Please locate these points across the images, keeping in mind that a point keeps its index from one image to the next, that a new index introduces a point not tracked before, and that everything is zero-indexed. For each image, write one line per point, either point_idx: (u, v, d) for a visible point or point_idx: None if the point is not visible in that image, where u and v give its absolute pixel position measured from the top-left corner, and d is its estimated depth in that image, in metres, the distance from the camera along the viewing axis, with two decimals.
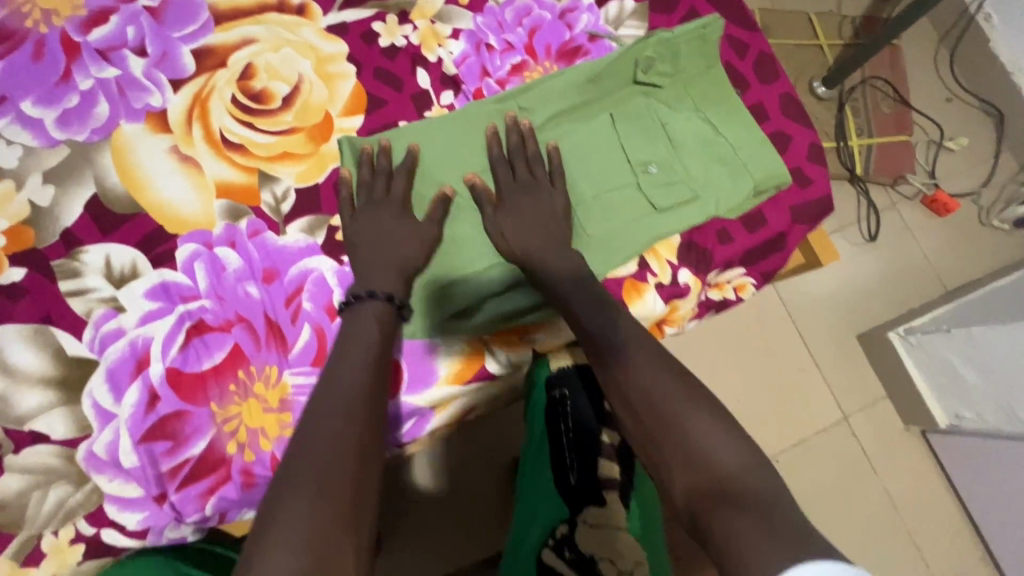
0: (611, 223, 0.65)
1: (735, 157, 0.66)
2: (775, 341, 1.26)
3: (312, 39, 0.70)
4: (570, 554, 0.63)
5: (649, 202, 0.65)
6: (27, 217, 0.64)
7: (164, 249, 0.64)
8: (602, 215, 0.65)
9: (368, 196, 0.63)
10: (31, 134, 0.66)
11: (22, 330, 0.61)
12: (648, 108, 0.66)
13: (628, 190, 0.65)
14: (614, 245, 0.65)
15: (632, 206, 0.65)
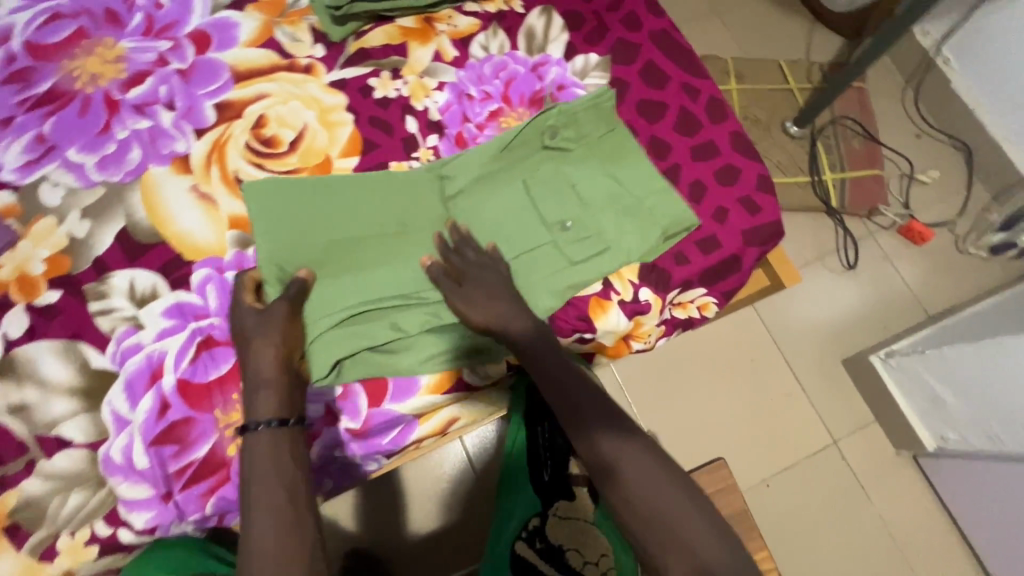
0: (535, 277, 0.71)
1: (641, 207, 0.72)
2: (761, 366, 1.30)
3: (317, 93, 0.81)
4: (541, 545, 0.73)
5: (570, 255, 0.71)
6: (66, 248, 0.74)
7: (181, 274, 0.73)
8: (530, 265, 0.71)
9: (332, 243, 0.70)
10: (73, 177, 0.77)
11: (55, 346, 0.70)
12: (555, 171, 0.73)
13: (547, 247, 0.71)
14: (537, 297, 0.70)
15: (555, 260, 0.71)
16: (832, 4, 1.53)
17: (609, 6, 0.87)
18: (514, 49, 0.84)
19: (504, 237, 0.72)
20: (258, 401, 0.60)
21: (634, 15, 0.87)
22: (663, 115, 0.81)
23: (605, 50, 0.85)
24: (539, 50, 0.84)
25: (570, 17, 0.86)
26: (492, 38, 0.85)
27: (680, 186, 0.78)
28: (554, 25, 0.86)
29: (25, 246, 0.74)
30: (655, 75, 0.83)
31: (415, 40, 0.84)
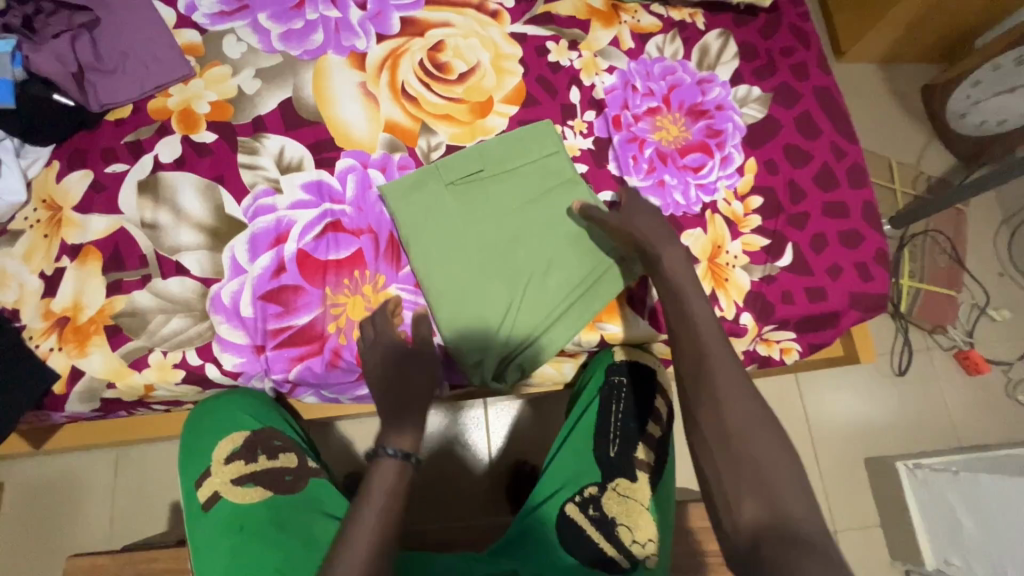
0: (540, 299, 0.71)
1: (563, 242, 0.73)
2: (787, 437, 1.31)
3: (497, 39, 0.85)
4: (594, 513, 0.66)
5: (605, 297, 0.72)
6: (232, 98, 0.78)
7: (329, 156, 0.76)
8: (537, 293, 0.71)
9: (438, 193, 0.74)
10: (257, 39, 0.81)
11: (198, 182, 0.73)
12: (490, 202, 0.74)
13: (572, 286, 0.72)
14: (552, 337, 0.71)
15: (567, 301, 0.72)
16: (957, 123, 1.56)
17: (783, 50, 0.91)
18: (686, 59, 0.87)
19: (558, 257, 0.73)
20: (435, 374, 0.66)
21: (804, 66, 0.90)
22: (806, 164, 0.84)
23: (769, 88, 0.88)
24: (709, 67, 0.88)
25: (745, 48, 0.90)
26: (669, 43, 0.88)
27: (804, 234, 0.80)
28: (729, 50, 0.89)
29: (196, 85, 0.78)
30: (808, 126, 0.86)
31: (598, 21, 0.88)
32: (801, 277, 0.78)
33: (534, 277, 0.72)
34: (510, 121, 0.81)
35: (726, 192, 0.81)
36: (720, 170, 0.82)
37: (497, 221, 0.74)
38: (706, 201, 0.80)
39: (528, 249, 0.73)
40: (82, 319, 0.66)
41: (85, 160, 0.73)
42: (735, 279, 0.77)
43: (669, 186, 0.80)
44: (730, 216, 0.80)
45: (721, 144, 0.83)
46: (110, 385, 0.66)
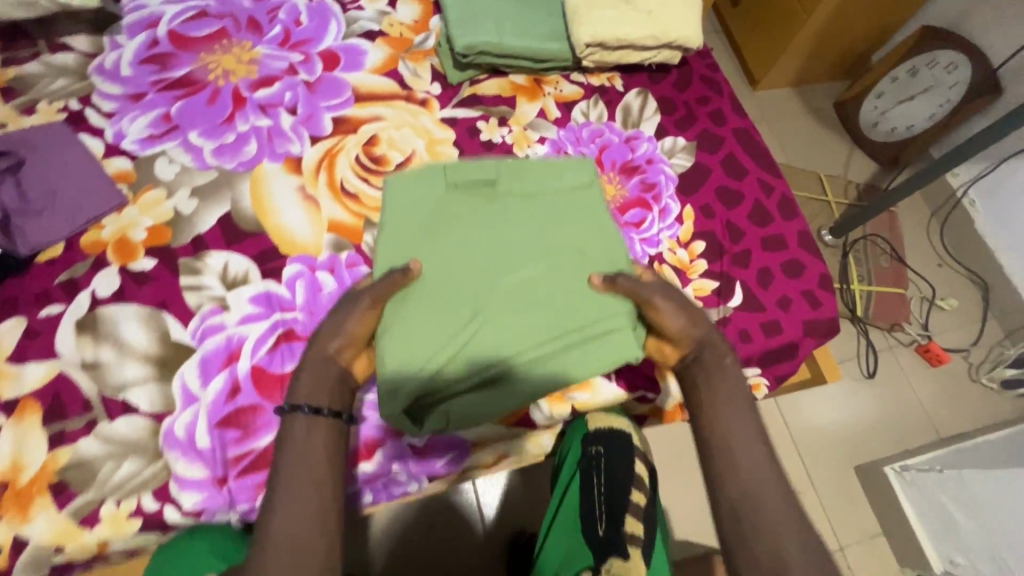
0: (499, 351, 0.67)
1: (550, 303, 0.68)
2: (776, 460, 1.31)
3: (429, 125, 0.88)
4: None
5: (589, 364, 0.67)
6: (169, 221, 0.77)
7: (275, 265, 0.76)
8: (496, 330, 0.67)
9: (391, 229, 0.72)
10: (190, 157, 0.81)
11: (141, 311, 0.71)
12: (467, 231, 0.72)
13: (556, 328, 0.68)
14: (496, 400, 0.66)
15: (539, 352, 0.67)
16: (870, 132, 1.69)
17: (699, 99, 0.96)
18: (611, 120, 0.92)
19: (548, 285, 0.70)
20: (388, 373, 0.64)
21: (721, 112, 0.96)
22: (739, 203, 0.88)
23: (691, 136, 0.93)
24: (633, 125, 0.92)
25: (664, 102, 0.95)
26: (593, 107, 0.92)
27: (749, 271, 0.83)
28: (649, 106, 0.94)
29: (130, 212, 0.77)
30: (735, 167, 0.91)
31: (523, 96, 0.92)
32: (754, 314, 0.80)
33: (501, 335, 0.67)
34: None
35: (670, 242, 0.84)
36: (660, 222, 0.85)
37: (484, 257, 0.70)
38: (651, 253, 0.82)
39: (512, 249, 0.71)
40: (22, 482, 0.62)
41: (17, 307, 0.70)
42: None
43: None
44: (677, 264, 0.82)
45: (657, 196, 0.86)
46: (59, 548, 0.61)
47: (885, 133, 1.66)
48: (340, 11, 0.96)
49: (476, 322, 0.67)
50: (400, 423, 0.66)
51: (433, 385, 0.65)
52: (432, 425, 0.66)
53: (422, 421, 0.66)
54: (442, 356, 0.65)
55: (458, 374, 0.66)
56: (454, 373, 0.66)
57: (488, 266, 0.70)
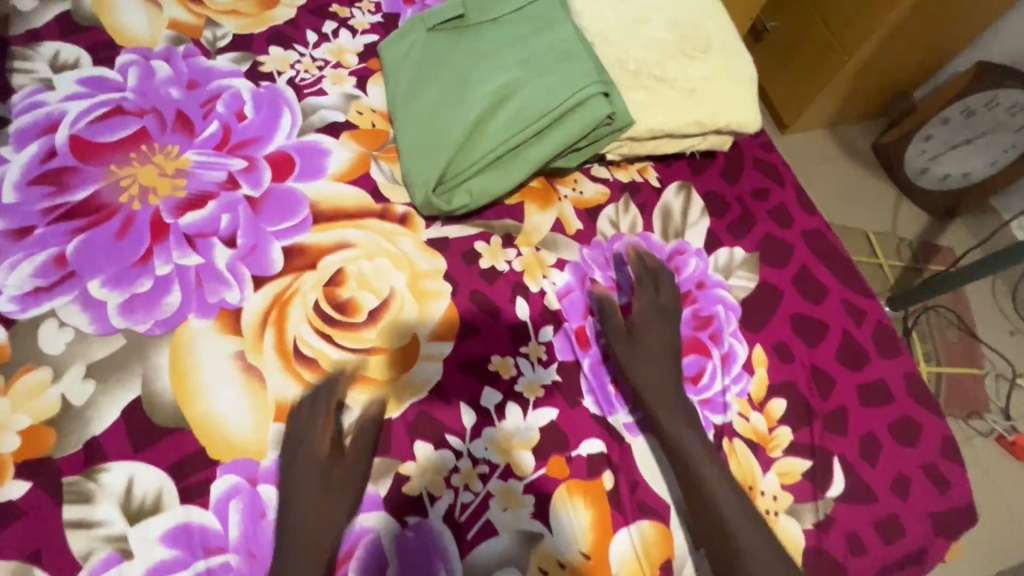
0: (499, 137, 0.65)
1: (546, 114, 0.65)
2: None
3: (411, 251, 0.67)
4: None
5: (573, 130, 0.66)
6: (54, 417, 0.56)
7: (199, 479, 0.54)
8: (488, 128, 0.66)
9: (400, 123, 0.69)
10: (89, 318, 0.60)
11: (1, 570, 0.50)
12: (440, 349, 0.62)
13: (536, 113, 0.65)
14: (506, 170, 0.66)
15: (530, 135, 0.65)
16: (919, 179, 1.45)
17: (756, 192, 0.76)
18: (649, 230, 0.71)
19: (523, 90, 0.66)
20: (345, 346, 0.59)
21: (785, 208, 0.75)
22: (824, 338, 0.67)
23: (752, 246, 0.72)
24: (676, 234, 0.71)
25: (712, 200, 0.74)
26: (624, 213, 0.71)
27: (848, 439, 0.62)
28: (694, 206, 0.73)
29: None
30: (811, 286, 0.70)
31: (533, 202, 0.71)
32: (862, 508, 0.59)
33: (488, 131, 0.66)
34: (445, 364, 0.61)
35: (740, 402, 0.62)
36: (724, 373, 0.63)
37: (486, 50, 0.70)
38: (717, 422, 0.61)
39: (499, 50, 0.69)
40: None
41: None
42: (785, 532, 0.57)
43: None
44: (753, 436, 0.61)
45: (716, 336, 0.65)
46: None
47: (936, 181, 1.43)
48: (295, 98, 0.75)
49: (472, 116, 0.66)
50: (433, 203, 0.65)
51: (446, 165, 0.66)
52: (458, 200, 0.66)
53: (450, 198, 0.66)
54: (450, 138, 0.66)
55: (462, 152, 0.66)
56: (459, 164, 0.66)
57: (473, 61, 0.69)
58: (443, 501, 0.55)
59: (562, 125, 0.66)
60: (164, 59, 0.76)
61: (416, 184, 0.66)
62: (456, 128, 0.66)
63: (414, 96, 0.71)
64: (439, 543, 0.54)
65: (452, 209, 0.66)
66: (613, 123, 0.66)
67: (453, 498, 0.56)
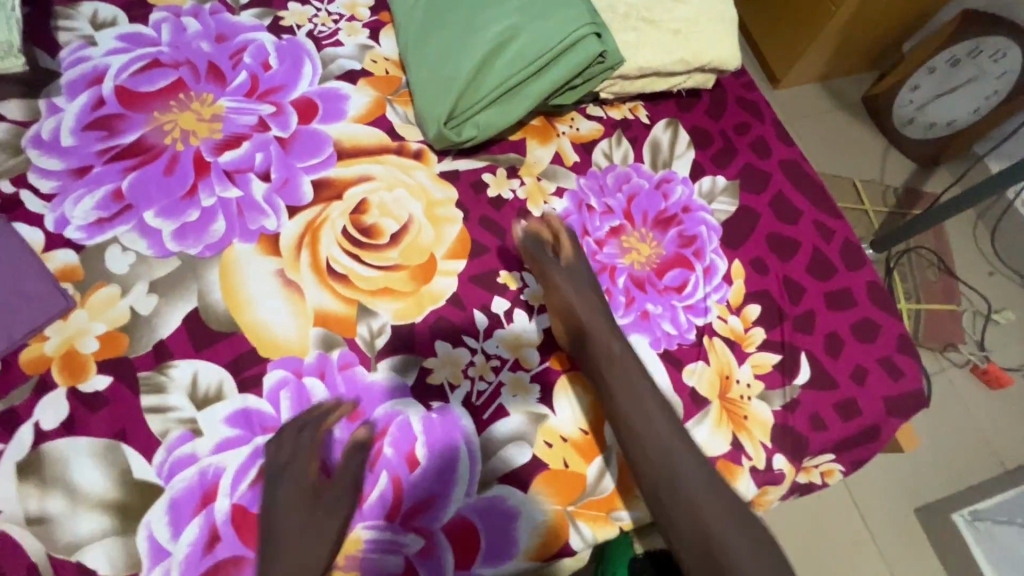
0: (504, 75, 0.72)
1: (545, 54, 0.71)
2: (833, 520, 1.14)
3: (425, 183, 0.75)
4: None
5: (571, 67, 0.72)
6: (125, 325, 0.64)
7: (253, 373, 0.63)
8: (493, 67, 0.72)
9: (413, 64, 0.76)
10: (147, 243, 0.69)
11: (95, 445, 0.59)
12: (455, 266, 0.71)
13: (537, 54, 0.72)
14: (510, 106, 0.74)
15: (531, 73, 0.72)
16: (907, 129, 1.51)
17: (737, 127, 0.83)
18: (639, 161, 0.78)
19: (524, 31, 0.72)
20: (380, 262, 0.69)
21: (763, 141, 0.82)
22: (796, 253, 0.75)
23: (733, 174, 0.79)
24: (664, 165, 0.79)
25: (697, 134, 0.81)
26: (616, 147, 0.79)
27: (815, 337, 0.70)
28: (680, 140, 0.80)
29: (78, 317, 0.64)
30: (786, 208, 0.78)
31: (535, 138, 0.78)
32: (825, 393, 0.67)
33: (493, 69, 0.72)
34: (459, 278, 0.70)
35: (719, 307, 0.71)
36: (705, 283, 0.72)
37: None
38: (699, 323, 0.70)
39: None
40: None
41: None
42: (755, 413, 0.66)
43: (654, 316, 0.69)
44: (730, 335, 0.70)
45: (699, 252, 0.73)
46: None
47: (922, 129, 1.49)
48: (314, 49, 0.82)
49: (478, 56, 0.72)
50: (445, 136, 0.73)
51: (456, 101, 0.72)
52: (467, 132, 0.73)
53: (459, 130, 0.74)
54: (459, 75, 0.72)
55: (470, 89, 0.73)
56: (468, 100, 0.73)
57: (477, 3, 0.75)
58: (461, 389, 0.65)
59: (560, 63, 0.72)
60: (193, 16, 0.82)
61: (428, 119, 0.73)
62: (465, 67, 0.72)
63: (419, 42, 0.77)
64: (459, 422, 0.63)
65: (461, 141, 0.74)
66: (607, 61, 0.73)
67: (470, 387, 0.65)
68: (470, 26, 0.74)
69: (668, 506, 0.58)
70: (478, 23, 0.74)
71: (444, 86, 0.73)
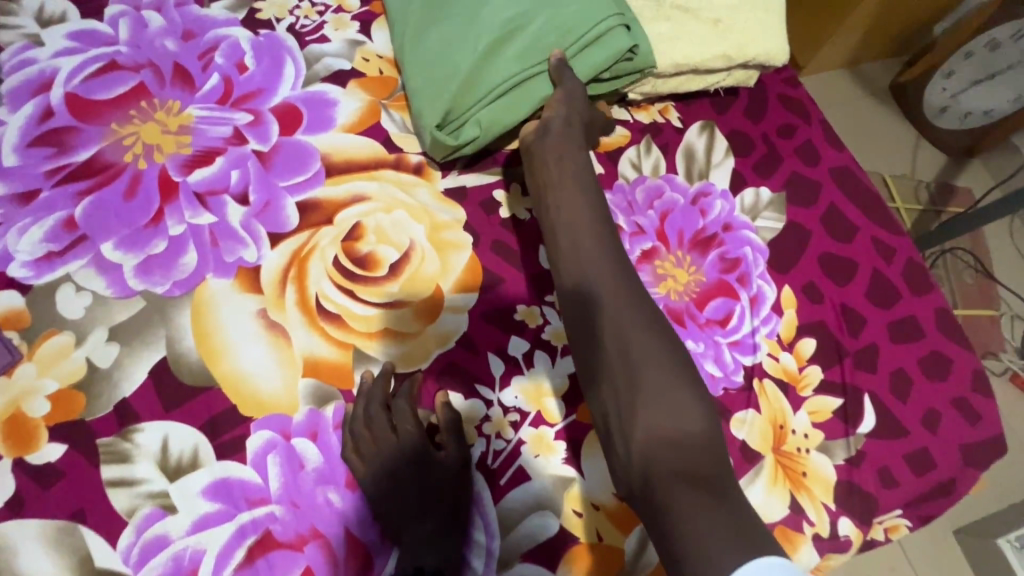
0: (513, 69, 0.61)
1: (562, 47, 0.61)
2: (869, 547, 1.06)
3: (428, 203, 0.65)
4: None
5: (594, 62, 0.62)
6: (82, 380, 0.55)
7: (234, 436, 0.54)
8: (499, 60, 0.61)
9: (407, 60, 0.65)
10: (106, 281, 0.59)
11: (47, 529, 0.50)
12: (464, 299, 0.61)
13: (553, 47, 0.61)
14: (521, 102, 0.62)
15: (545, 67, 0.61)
16: (939, 119, 1.40)
17: (781, 130, 0.73)
18: (672, 172, 0.68)
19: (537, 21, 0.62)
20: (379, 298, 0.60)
21: (811, 145, 0.73)
22: (854, 277, 0.66)
23: (779, 185, 0.70)
24: (700, 176, 0.69)
25: (737, 139, 0.71)
26: (645, 156, 0.68)
27: (879, 375, 0.62)
28: (717, 146, 0.70)
29: (24, 373, 0.55)
30: (840, 224, 0.69)
31: None
32: (892, 443, 0.59)
33: (499, 62, 0.61)
34: (470, 315, 0.61)
35: (769, 343, 0.62)
36: (753, 315, 0.62)
37: None
38: (747, 363, 0.60)
39: None
40: None
41: None
42: (815, 469, 0.57)
43: (696, 357, 0.59)
44: (783, 376, 0.60)
45: (744, 278, 0.64)
46: None
47: (956, 120, 1.39)
48: (296, 46, 0.72)
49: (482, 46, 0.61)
50: (440, 141, 0.61)
51: (454, 98, 0.61)
52: (467, 134, 0.61)
53: (459, 133, 0.62)
54: (458, 68, 0.61)
55: (471, 84, 0.61)
56: (468, 97, 0.61)
57: None
58: (476, 449, 0.56)
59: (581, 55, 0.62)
60: (155, 9, 0.71)
61: (423, 120, 0.62)
62: (466, 59, 0.61)
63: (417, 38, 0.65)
64: (475, 490, 0.55)
65: (459, 144, 0.62)
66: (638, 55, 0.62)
67: (486, 446, 0.56)
68: (473, 16, 0.62)
69: (665, 500, 0.41)
70: (483, 13, 0.62)
71: (442, 82, 0.61)
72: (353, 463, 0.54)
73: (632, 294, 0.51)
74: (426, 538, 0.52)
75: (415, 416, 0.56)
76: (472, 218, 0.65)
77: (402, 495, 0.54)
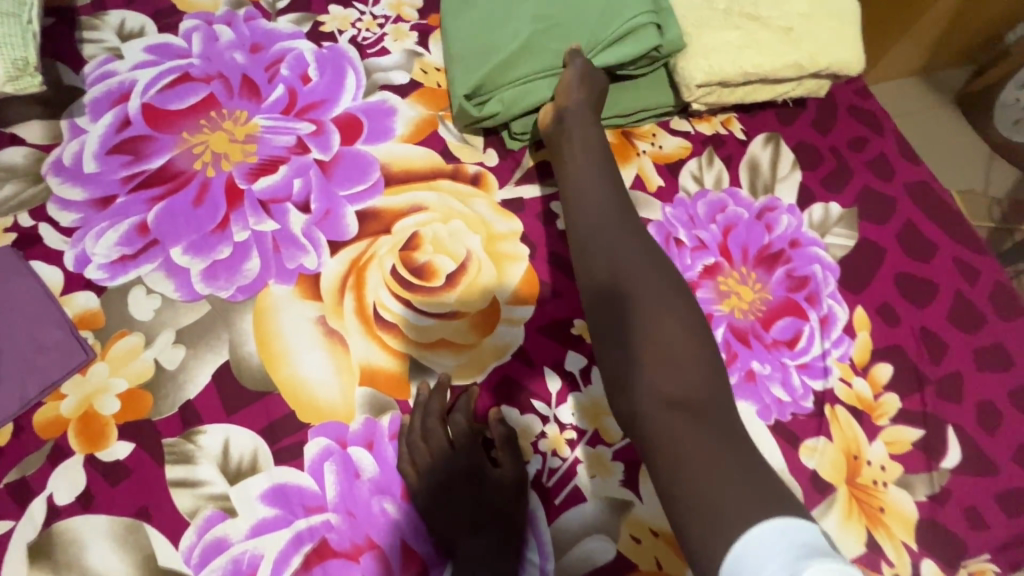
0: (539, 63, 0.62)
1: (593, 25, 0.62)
2: None
3: (485, 213, 0.65)
4: None
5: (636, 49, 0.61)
6: (149, 381, 0.57)
7: (292, 442, 0.55)
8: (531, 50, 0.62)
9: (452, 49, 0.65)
10: (174, 285, 0.60)
11: (113, 526, 0.51)
12: (521, 312, 0.61)
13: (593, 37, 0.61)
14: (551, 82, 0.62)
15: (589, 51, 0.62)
16: (1012, 131, 1.27)
17: (852, 142, 0.70)
18: (735, 185, 0.66)
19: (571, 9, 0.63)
20: (437, 308, 0.60)
21: (884, 159, 0.69)
22: (934, 299, 0.62)
23: (850, 200, 0.66)
24: (766, 189, 0.66)
25: (805, 152, 0.68)
26: (707, 168, 0.66)
27: (964, 406, 0.57)
28: (783, 159, 0.68)
29: (97, 372, 0.57)
30: (918, 243, 0.65)
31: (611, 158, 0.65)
32: (980, 479, 0.55)
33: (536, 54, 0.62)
34: (526, 328, 0.60)
35: (841, 367, 0.58)
36: (823, 337, 0.59)
37: None
38: (817, 388, 0.57)
39: None
40: None
41: None
42: (894, 503, 0.54)
43: (761, 378, 0.56)
44: (856, 403, 0.57)
45: (813, 297, 0.61)
46: None
47: None
48: (357, 57, 0.73)
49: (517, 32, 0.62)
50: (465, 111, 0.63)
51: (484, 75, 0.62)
52: (490, 107, 0.62)
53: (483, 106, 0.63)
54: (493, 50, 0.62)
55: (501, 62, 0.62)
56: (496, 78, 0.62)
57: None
58: (531, 465, 0.55)
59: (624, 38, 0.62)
60: (226, 23, 0.74)
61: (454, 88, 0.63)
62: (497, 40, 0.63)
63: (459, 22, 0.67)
64: (529, 510, 0.54)
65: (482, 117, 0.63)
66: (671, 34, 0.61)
67: (541, 463, 0.55)
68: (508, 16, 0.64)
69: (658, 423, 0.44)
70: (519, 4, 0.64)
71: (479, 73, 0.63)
72: (409, 474, 0.53)
73: (624, 229, 0.54)
74: (478, 557, 0.50)
75: (471, 430, 0.56)
76: (529, 229, 0.64)
77: (456, 510, 0.53)
